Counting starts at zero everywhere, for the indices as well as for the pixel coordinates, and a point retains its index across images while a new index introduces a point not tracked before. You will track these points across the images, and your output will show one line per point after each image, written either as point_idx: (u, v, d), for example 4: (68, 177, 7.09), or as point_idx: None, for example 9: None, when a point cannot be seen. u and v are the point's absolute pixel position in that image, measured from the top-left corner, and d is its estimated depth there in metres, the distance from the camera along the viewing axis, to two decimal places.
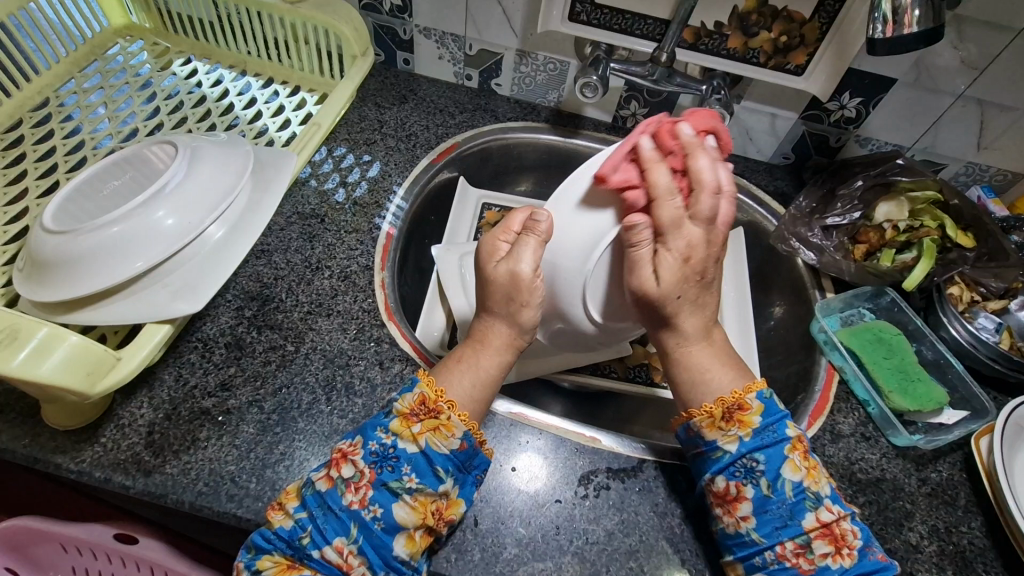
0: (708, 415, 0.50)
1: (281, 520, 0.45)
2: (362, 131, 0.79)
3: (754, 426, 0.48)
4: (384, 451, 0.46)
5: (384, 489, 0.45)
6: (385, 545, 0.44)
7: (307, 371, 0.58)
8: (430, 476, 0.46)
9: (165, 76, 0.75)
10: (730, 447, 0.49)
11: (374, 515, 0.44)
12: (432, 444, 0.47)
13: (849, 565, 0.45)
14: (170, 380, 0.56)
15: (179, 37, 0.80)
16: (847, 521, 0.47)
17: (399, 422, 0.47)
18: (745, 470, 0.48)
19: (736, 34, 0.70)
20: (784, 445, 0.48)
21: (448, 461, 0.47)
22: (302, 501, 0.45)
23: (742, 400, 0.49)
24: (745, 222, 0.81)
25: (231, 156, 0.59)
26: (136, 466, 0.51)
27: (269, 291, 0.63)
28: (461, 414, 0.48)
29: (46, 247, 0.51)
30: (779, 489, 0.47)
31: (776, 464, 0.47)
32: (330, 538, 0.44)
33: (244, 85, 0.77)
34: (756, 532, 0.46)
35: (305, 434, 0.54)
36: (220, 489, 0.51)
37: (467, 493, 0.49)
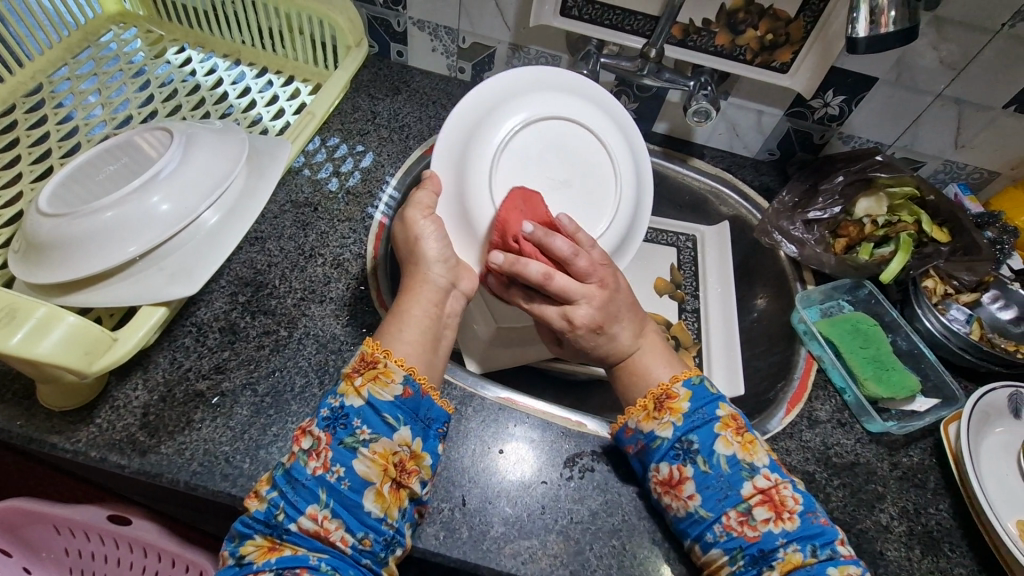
0: (642, 408, 0.53)
1: (257, 505, 0.46)
2: (355, 122, 0.80)
3: (683, 411, 0.52)
4: (335, 413, 0.48)
5: (342, 448, 0.46)
6: (357, 504, 0.46)
7: (300, 355, 0.59)
8: (381, 424, 0.48)
9: (159, 64, 0.76)
10: (665, 433, 0.51)
11: (337, 476, 0.46)
12: (375, 393, 0.48)
13: (791, 529, 0.47)
14: (165, 363, 0.57)
15: (173, 25, 0.80)
16: (786, 487, 0.49)
17: (344, 383, 0.49)
18: (683, 451, 0.50)
19: (724, 31, 0.71)
20: (714, 423, 0.51)
21: (395, 408, 0.49)
22: (274, 482, 0.47)
23: (670, 389, 0.53)
24: (732, 216, 0.83)
25: (226, 143, 0.60)
26: (131, 446, 0.52)
27: (262, 277, 0.64)
28: (399, 361, 0.50)
29: (42, 230, 0.51)
30: (715, 464, 0.49)
31: (708, 441, 0.50)
32: (302, 508, 0.45)
33: (239, 73, 0.77)
34: (702, 508, 0.49)
35: (298, 416, 0.56)
36: (215, 468, 0.52)
37: (431, 447, 0.51)
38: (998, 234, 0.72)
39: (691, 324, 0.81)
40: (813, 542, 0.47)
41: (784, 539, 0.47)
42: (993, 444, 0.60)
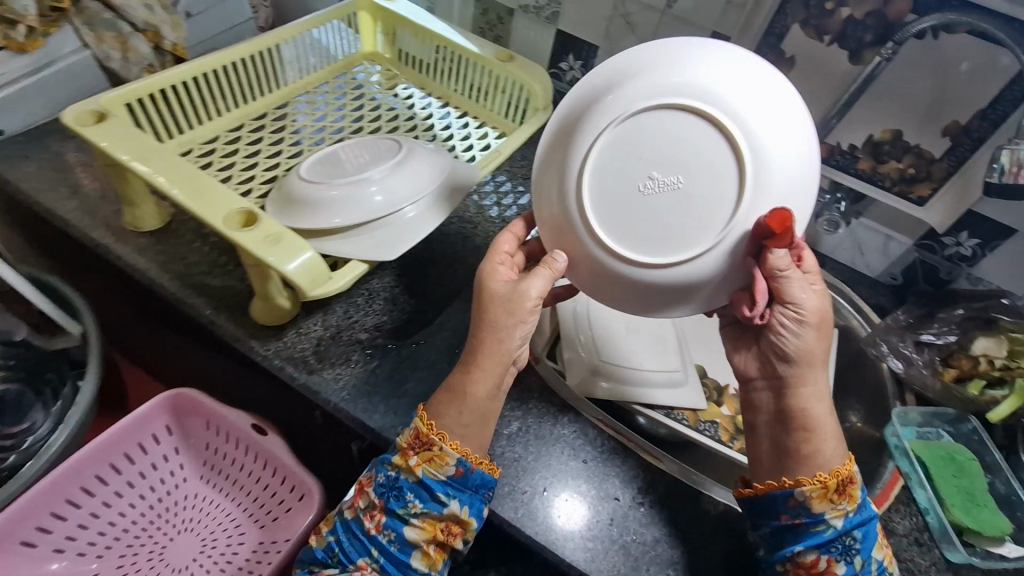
0: (821, 487, 0.54)
1: (319, 542, 0.59)
2: (521, 167, 0.96)
3: (859, 502, 0.55)
4: (390, 483, 0.55)
5: (395, 517, 0.54)
6: (404, 562, 0.55)
7: (439, 337, 0.72)
8: (432, 502, 0.55)
9: (389, 95, 0.98)
10: (836, 523, 0.54)
11: (387, 538, 0.55)
12: (429, 473, 0.54)
13: None
14: (340, 312, 0.72)
15: (406, 69, 1.02)
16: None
17: (400, 457, 0.56)
18: (843, 548, 0.54)
19: (867, 158, 0.79)
20: (874, 528, 0.55)
21: (445, 487, 0.54)
22: (333, 527, 0.59)
23: (853, 478, 0.55)
24: None
25: (437, 159, 0.76)
26: (304, 365, 0.67)
27: (424, 268, 0.78)
28: (452, 443, 0.55)
29: (300, 191, 0.70)
30: (865, 566, 0.54)
31: (870, 545, 0.54)
32: (356, 559, 0.56)
33: (445, 113, 0.96)
34: None
35: (429, 381, 0.68)
36: (359, 401, 0.65)
37: (477, 511, 0.56)
38: None
39: None
40: None
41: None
42: None
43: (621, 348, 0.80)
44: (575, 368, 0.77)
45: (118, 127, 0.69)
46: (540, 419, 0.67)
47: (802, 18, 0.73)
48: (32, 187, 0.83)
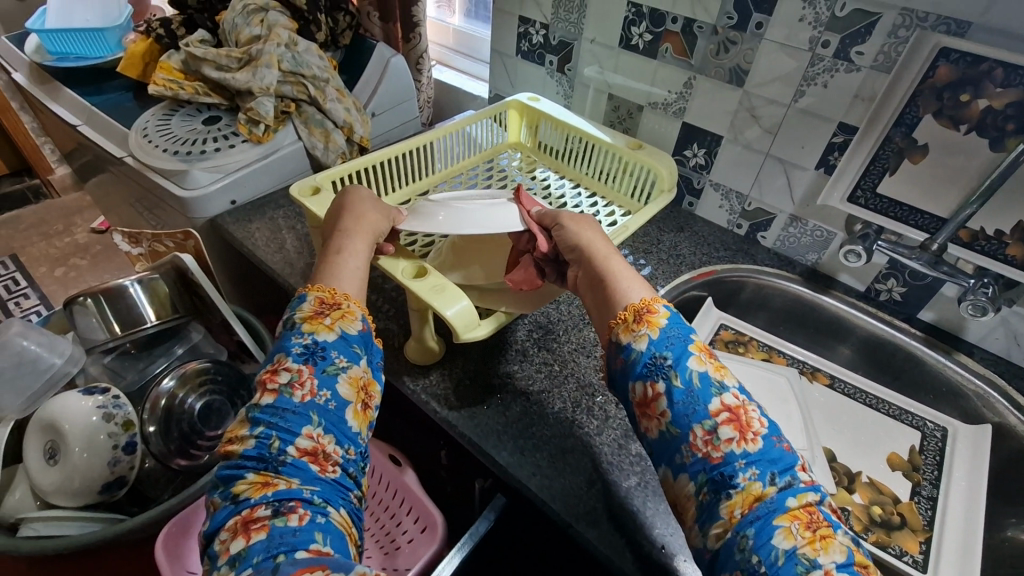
0: (624, 322, 0.61)
1: (241, 446, 0.53)
2: (644, 243, 1.04)
3: (659, 325, 0.59)
4: (309, 349, 0.60)
5: (325, 375, 0.58)
6: (341, 421, 0.57)
7: (564, 387, 0.79)
8: (351, 354, 0.62)
9: (529, 179, 1.14)
10: (642, 346, 0.58)
11: (325, 399, 0.57)
12: (344, 328, 0.63)
13: (753, 450, 0.51)
14: (479, 359, 0.82)
15: (544, 156, 1.18)
16: (750, 411, 0.53)
17: (311, 324, 0.62)
18: (657, 368, 0.56)
19: (1017, 244, 0.76)
20: (687, 343, 0.58)
21: (356, 340, 0.63)
22: (256, 421, 0.55)
23: (651, 306, 0.61)
24: (995, 421, 0.82)
25: None
26: (446, 400, 0.77)
27: (552, 327, 0.88)
28: (354, 301, 0.66)
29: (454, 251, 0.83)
30: (686, 379, 0.55)
31: (682, 358, 0.56)
32: (297, 431, 0.54)
33: (577, 194, 1.09)
34: (671, 425, 0.54)
35: (553, 426, 0.74)
36: (490, 436, 0.73)
37: (378, 377, 0.65)
38: None
39: (924, 508, 0.77)
40: (772, 471, 0.50)
41: (743, 459, 0.50)
42: None
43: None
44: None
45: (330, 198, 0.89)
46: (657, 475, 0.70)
47: (935, 108, 0.76)
48: (251, 242, 1.06)
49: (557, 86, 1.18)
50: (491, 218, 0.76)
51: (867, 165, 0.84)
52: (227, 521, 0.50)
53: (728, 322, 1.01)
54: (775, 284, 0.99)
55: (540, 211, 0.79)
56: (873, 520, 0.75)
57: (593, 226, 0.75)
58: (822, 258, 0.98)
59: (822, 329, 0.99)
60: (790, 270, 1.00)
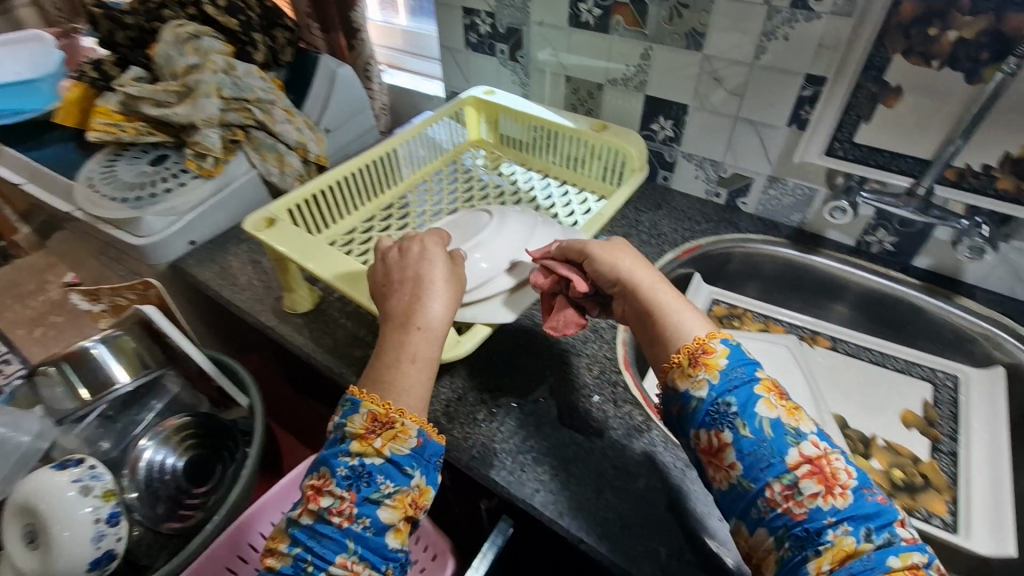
0: (678, 364, 0.53)
1: (279, 561, 0.51)
2: (622, 226, 1.00)
3: (719, 367, 0.51)
4: (355, 473, 0.51)
5: (367, 503, 0.50)
6: (381, 545, 0.51)
7: (558, 393, 0.75)
8: (403, 478, 0.52)
9: (495, 175, 1.09)
10: (700, 394, 0.51)
11: (362, 526, 0.50)
12: (396, 451, 0.52)
13: (841, 505, 0.43)
14: (467, 375, 0.78)
15: (508, 149, 1.13)
16: (836, 460, 0.45)
17: (358, 442, 0.52)
18: (719, 413, 0.49)
19: (1006, 177, 0.73)
20: (752, 385, 0.49)
21: (412, 459, 0.53)
22: (295, 538, 0.51)
23: (707, 344, 0.53)
24: (1007, 362, 0.79)
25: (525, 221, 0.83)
26: (438, 424, 0.72)
27: (537, 331, 0.84)
28: (411, 417, 0.54)
29: None
30: (756, 427, 0.47)
31: (749, 403, 0.48)
32: (330, 559, 0.49)
33: (546, 185, 1.05)
34: (743, 479, 0.46)
35: (551, 436, 0.70)
36: (488, 457, 0.69)
37: (434, 479, 0.56)
38: None
39: (946, 465, 0.74)
40: (867, 524, 0.42)
41: (833, 517, 0.42)
42: None
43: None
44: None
45: (288, 228, 0.83)
46: (663, 471, 0.66)
47: (904, 47, 0.72)
48: (217, 283, 1.01)
49: (512, 75, 1.13)
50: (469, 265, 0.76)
51: (841, 115, 0.80)
52: None
53: (720, 297, 0.97)
54: (762, 250, 0.95)
55: (562, 245, 0.71)
56: (895, 486, 0.72)
57: (625, 252, 0.65)
58: (807, 218, 0.94)
59: (815, 289, 0.95)
60: (775, 234, 0.97)
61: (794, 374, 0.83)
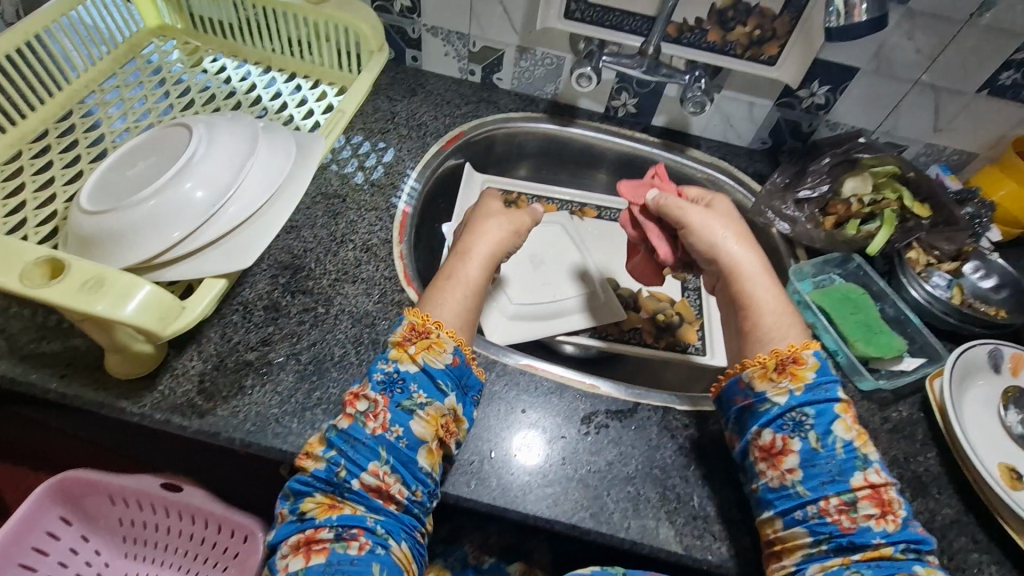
0: (762, 365, 0.55)
1: (314, 463, 0.52)
2: (376, 121, 0.86)
3: (806, 380, 0.53)
4: (390, 379, 0.54)
5: (400, 410, 0.53)
6: (411, 461, 0.52)
7: (337, 329, 0.64)
8: (434, 391, 0.55)
9: (196, 72, 0.81)
10: (780, 400, 0.53)
11: (396, 435, 0.52)
12: (430, 361, 0.55)
13: (892, 530, 0.48)
14: (216, 337, 0.62)
15: (208, 36, 0.85)
16: (892, 489, 0.50)
17: (396, 350, 0.56)
18: (794, 423, 0.52)
19: (715, 29, 0.77)
20: (833, 404, 0.53)
21: (446, 376, 0.56)
22: (329, 442, 0.52)
23: (799, 354, 0.55)
24: (729, 202, 0.90)
25: (242, 125, 0.63)
26: (190, 409, 0.57)
27: (300, 261, 0.69)
28: (448, 334, 0.57)
29: (88, 225, 0.54)
30: (828, 445, 0.51)
31: (827, 421, 0.52)
32: (364, 465, 0.51)
33: (270, 79, 0.82)
34: (801, 485, 0.51)
35: (338, 382, 0.61)
36: (266, 428, 0.57)
37: (469, 412, 0.57)
38: (977, 208, 0.77)
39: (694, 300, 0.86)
40: (907, 543, 0.48)
41: (880, 537, 0.48)
42: (975, 397, 0.64)
43: (531, 284, 0.83)
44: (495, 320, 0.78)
45: None
46: None
47: None
48: None
49: None
50: (183, 200, 0.55)
51: None
52: (287, 536, 0.50)
53: (493, 183, 0.94)
54: (523, 128, 0.93)
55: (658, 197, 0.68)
56: (660, 329, 0.82)
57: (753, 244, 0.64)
58: (560, 89, 0.93)
59: (579, 160, 0.97)
60: (534, 109, 0.94)
61: (570, 252, 0.87)
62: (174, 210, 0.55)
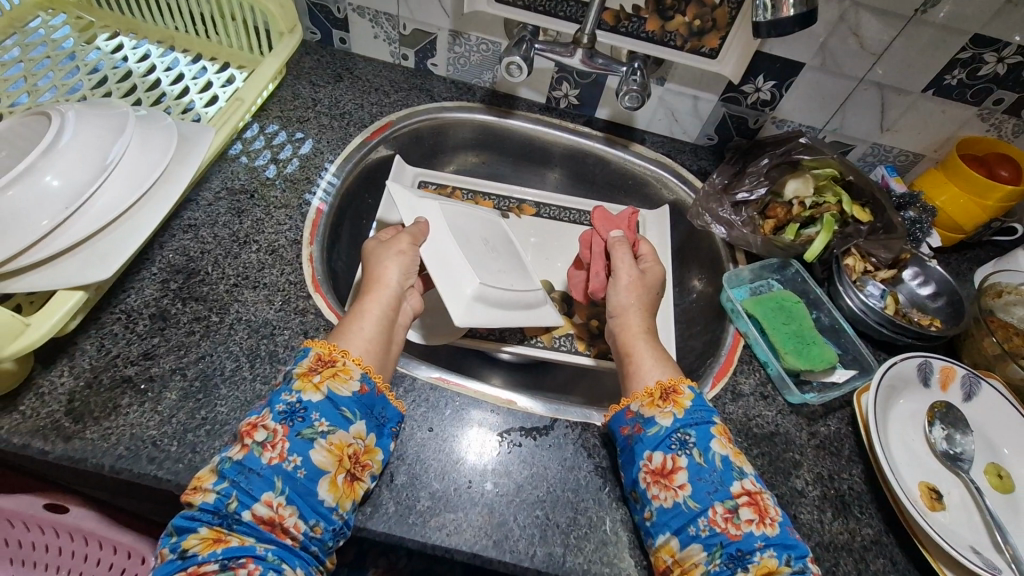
0: (648, 397, 0.56)
1: (202, 497, 0.45)
2: (295, 109, 0.79)
3: (686, 406, 0.55)
4: (292, 408, 0.49)
5: (300, 439, 0.48)
6: (311, 492, 0.47)
7: (231, 340, 0.59)
8: (339, 418, 0.50)
9: (89, 50, 0.74)
10: (666, 423, 0.54)
11: (294, 465, 0.47)
12: (334, 389, 0.51)
13: (772, 534, 0.48)
14: (92, 350, 0.56)
15: (104, 11, 0.78)
16: (766, 496, 0.51)
17: (300, 379, 0.51)
18: (680, 443, 0.53)
19: (653, 17, 0.73)
20: (711, 425, 0.54)
21: (353, 403, 0.52)
22: (221, 474, 0.46)
23: (677, 385, 0.57)
24: (672, 200, 0.86)
25: (112, 111, 0.57)
26: (55, 432, 0.51)
27: (195, 264, 0.63)
28: (356, 360, 0.54)
29: None
30: (710, 459, 0.51)
31: (706, 439, 0.53)
32: (257, 496, 0.45)
33: (172, 60, 0.75)
34: (691, 499, 0.50)
35: (227, 399, 0.56)
36: (141, 452, 0.52)
37: (383, 444, 0.53)
38: (918, 213, 0.75)
39: None
40: (789, 551, 0.48)
41: (762, 542, 0.48)
42: (900, 413, 0.62)
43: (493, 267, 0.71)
44: (452, 299, 0.65)
45: None
46: None
47: None
48: None
49: None
50: (38, 195, 0.49)
51: None
52: None
53: (427, 176, 0.87)
54: (458, 118, 0.87)
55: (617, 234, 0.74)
56: (592, 335, 0.79)
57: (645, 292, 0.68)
58: (497, 77, 0.87)
59: (520, 153, 0.92)
60: (470, 98, 0.88)
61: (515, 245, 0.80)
62: (35, 206, 0.49)
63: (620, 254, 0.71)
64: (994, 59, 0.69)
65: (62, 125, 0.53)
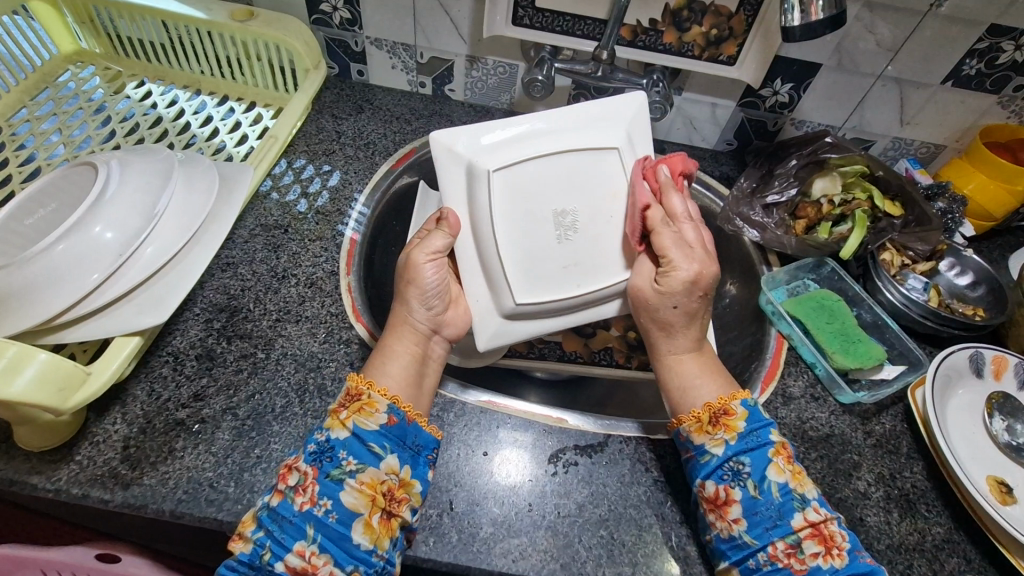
0: (696, 420, 0.54)
1: (241, 547, 0.46)
2: (320, 142, 0.80)
3: (739, 430, 0.52)
4: (321, 447, 0.49)
5: (330, 481, 0.47)
6: (346, 537, 0.46)
7: (279, 376, 0.59)
8: (368, 455, 0.49)
9: (119, 99, 0.75)
10: (717, 451, 0.52)
11: (325, 509, 0.46)
12: (360, 424, 0.50)
13: (840, 565, 0.47)
14: (143, 395, 0.56)
15: (130, 60, 0.79)
16: (833, 522, 0.49)
17: (329, 417, 0.51)
18: (733, 472, 0.51)
19: (670, 30, 0.74)
20: (767, 448, 0.51)
21: (381, 437, 0.50)
22: (258, 522, 0.47)
23: (729, 406, 0.53)
24: (698, 207, 0.85)
25: (153, 157, 0.58)
26: (113, 479, 0.51)
27: (237, 302, 0.64)
28: (382, 391, 0.52)
29: None
30: (766, 490, 0.49)
31: (762, 466, 0.50)
32: (289, 546, 0.45)
33: (200, 103, 0.77)
34: (748, 534, 0.49)
35: (280, 436, 0.55)
36: (200, 495, 0.51)
37: (421, 474, 0.51)
38: (947, 204, 0.75)
39: None
40: None
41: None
42: (959, 405, 0.61)
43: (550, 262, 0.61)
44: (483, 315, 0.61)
45: None
46: None
47: None
48: None
49: None
50: (88, 246, 0.50)
51: None
52: None
53: None
54: None
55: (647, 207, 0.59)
56: (631, 347, 0.81)
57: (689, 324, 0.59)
58: (515, 98, 0.88)
59: None
60: (489, 120, 0.89)
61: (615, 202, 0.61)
62: (85, 257, 0.50)
63: (676, 195, 0.59)
64: (1012, 47, 0.70)
65: (108, 174, 0.53)
